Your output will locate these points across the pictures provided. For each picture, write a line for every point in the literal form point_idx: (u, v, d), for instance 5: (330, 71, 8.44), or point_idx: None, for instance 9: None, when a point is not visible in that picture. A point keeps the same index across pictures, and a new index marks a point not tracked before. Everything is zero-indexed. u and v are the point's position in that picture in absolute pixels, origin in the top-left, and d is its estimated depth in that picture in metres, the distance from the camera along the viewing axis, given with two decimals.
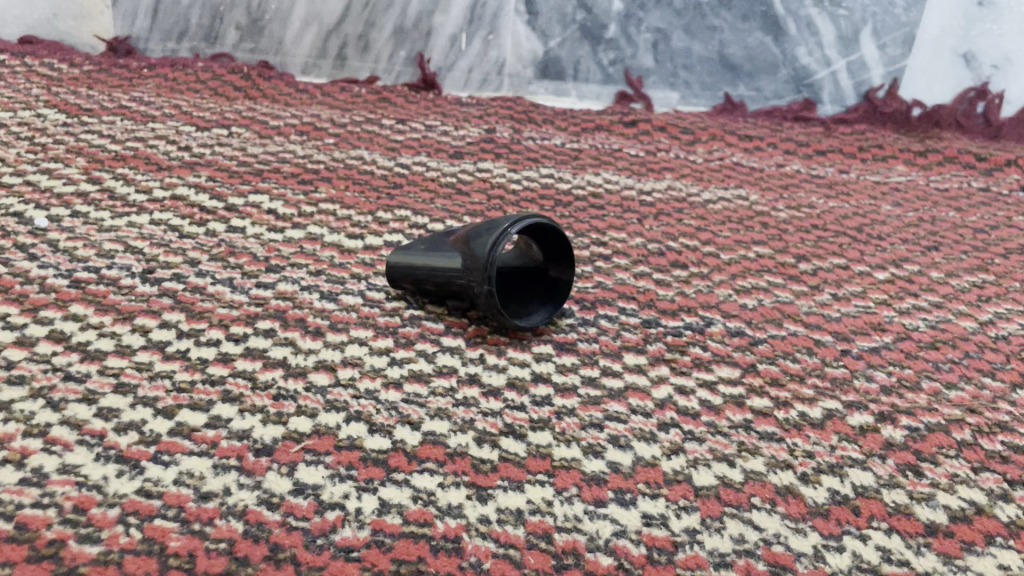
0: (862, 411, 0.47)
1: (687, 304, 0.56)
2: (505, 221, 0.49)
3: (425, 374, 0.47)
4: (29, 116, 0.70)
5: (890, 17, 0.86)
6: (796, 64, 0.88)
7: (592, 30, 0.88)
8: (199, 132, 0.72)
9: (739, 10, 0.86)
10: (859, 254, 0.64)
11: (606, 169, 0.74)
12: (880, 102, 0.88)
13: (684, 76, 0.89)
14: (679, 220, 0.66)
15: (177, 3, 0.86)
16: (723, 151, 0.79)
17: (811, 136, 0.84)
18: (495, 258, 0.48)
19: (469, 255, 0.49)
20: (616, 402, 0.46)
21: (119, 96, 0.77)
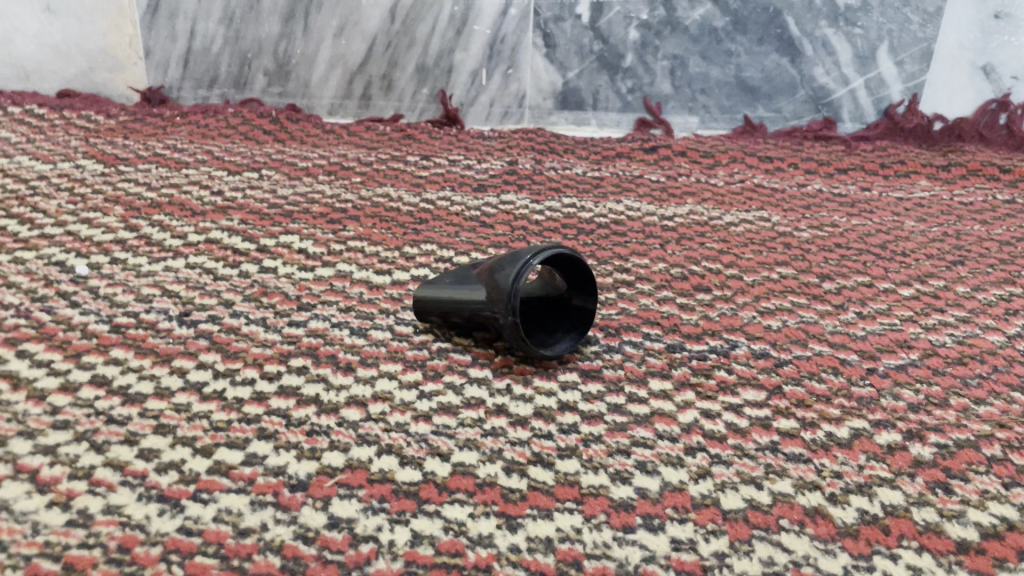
0: (890, 429, 0.47)
1: (711, 328, 0.56)
2: (526, 253, 0.50)
3: (453, 406, 0.48)
4: (68, 167, 0.73)
5: (907, 33, 0.85)
6: (814, 84, 0.88)
7: (609, 60, 0.89)
8: (231, 177, 0.74)
9: (754, 34, 0.86)
10: (883, 271, 0.64)
11: (627, 196, 0.75)
12: (900, 118, 0.88)
13: (703, 101, 0.90)
14: (701, 244, 0.67)
15: (207, 51, 0.89)
16: (743, 173, 0.80)
17: (832, 154, 0.84)
18: (519, 287, 0.49)
19: (493, 287, 0.50)
20: (642, 428, 0.47)
21: (154, 144, 0.80)
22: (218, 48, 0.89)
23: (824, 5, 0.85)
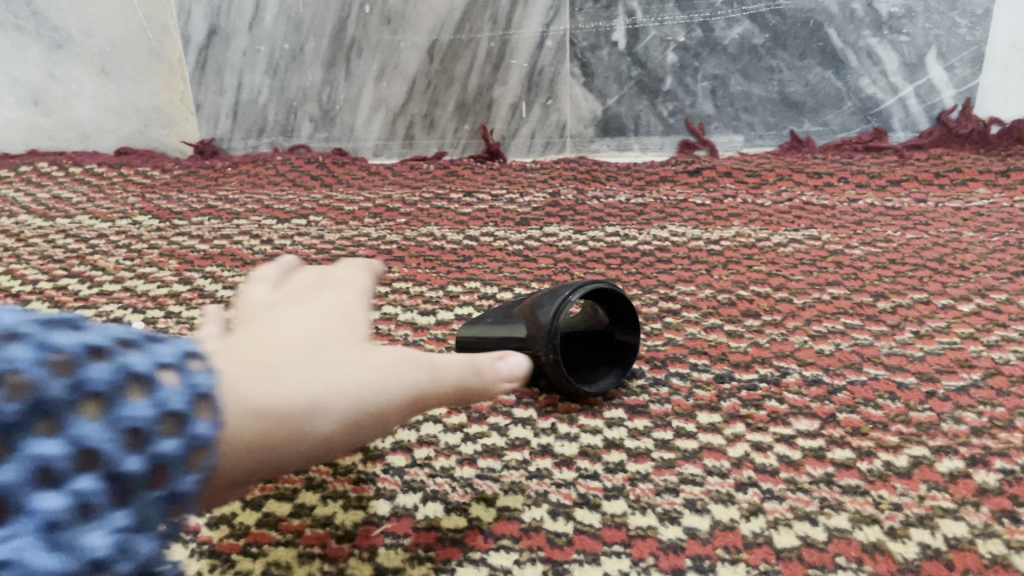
0: (951, 456, 0.45)
1: (761, 355, 0.55)
2: (565, 289, 0.50)
3: (498, 448, 0.47)
4: (126, 225, 0.76)
5: (955, 37, 0.81)
6: (861, 95, 0.85)
7: (648, 84, 0.87)
8: (280, 225, 0.76)
9: (796, 48, 0.83)
10: (941, 286, 0.61)
11: (672, 222, 0.74)
12: (954, 124, 0.83)
13: (746, 119, 0.87)
14: (749, 268, 0.66)
15: (254, 102, 0.92)
16: (791, 191, 0.78)
17: (884, 166, 0.81)
18: (559, 320, 0.49)
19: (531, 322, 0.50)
20: (691, 464, 0.46)
21: (206, 196, 0.82)
22: (265, 98, 0.92)
23: (866, 15, 0.81)
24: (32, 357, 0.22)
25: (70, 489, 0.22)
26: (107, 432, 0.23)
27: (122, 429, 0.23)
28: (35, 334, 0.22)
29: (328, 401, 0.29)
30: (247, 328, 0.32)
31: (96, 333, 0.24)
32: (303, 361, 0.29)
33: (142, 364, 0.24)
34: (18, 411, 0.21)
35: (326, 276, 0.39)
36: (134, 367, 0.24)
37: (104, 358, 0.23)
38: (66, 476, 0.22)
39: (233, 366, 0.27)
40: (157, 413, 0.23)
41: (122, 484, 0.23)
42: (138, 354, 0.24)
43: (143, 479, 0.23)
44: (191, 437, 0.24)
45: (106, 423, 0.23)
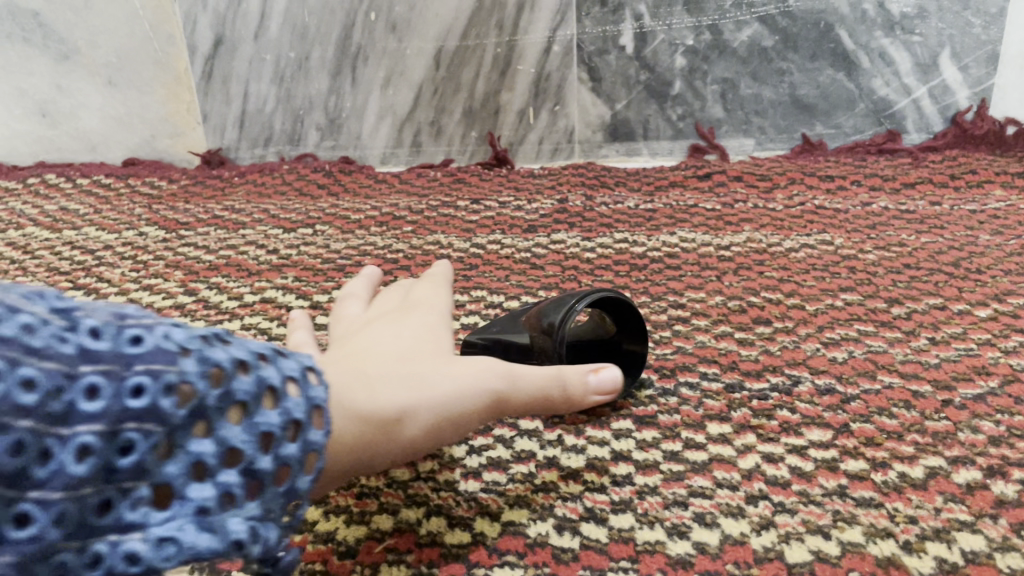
0: (969, 466, 0.44)
1: (772, 363, 0.54)
2: (570, 298, 0.49)
3: (503, 461, 0.47)
4: (132, 236, 0.76)
5: (969, 38, 0.79)
6: (875, 96, 0.83)
7: (657, 89, 0.86)
8: (286, 234, 0.75)
9: (807, 50, 0.82)
10: (957, 291, 0.60)
11: (681, 227, 0.73)
12: (969, 125, 0.82)
13: (757, 122, 0.85)
14: (760, 273, 0.64)
15: (260, 111, 0.90)
16: (803, 195, 0.76)
17: (898, 168, 0.79)
18: (565, 328, 0.48)
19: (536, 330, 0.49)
20: (700, 477, 0.45)
21: (213, 206, 0.82)
22: (271, 107, 0.90)
23: (877, 15, 0.80)
24: (199, 369, 0.25)
25: (223, 480, 0.26)
26: (251, 435, 0.27)
27: (260, 433, 0.27)
28: (198, 349, 0.26)
29: (416, 410, 0.35)
30: (347, 348, 0.39)
31: (239, 348, 0.28)
32: (395, 375, 0.36)
33: (276, 379, 0.28)
34: (184, 415, 0.25)
35: (412, 298, 0.45)
36: (271, 381, 0.28)
37: (249, 372, 0.27)
38: (217, 470, 0.26)
39: (338, 380, 0.34)
40: (286, 422, 0.28)
41: (261, 480, 0.27)
42: (272, 369, 0.28)
43: (275, 476, 0.27)
44: (309, 443, 0.28)
45: (250, 429, 0.27)
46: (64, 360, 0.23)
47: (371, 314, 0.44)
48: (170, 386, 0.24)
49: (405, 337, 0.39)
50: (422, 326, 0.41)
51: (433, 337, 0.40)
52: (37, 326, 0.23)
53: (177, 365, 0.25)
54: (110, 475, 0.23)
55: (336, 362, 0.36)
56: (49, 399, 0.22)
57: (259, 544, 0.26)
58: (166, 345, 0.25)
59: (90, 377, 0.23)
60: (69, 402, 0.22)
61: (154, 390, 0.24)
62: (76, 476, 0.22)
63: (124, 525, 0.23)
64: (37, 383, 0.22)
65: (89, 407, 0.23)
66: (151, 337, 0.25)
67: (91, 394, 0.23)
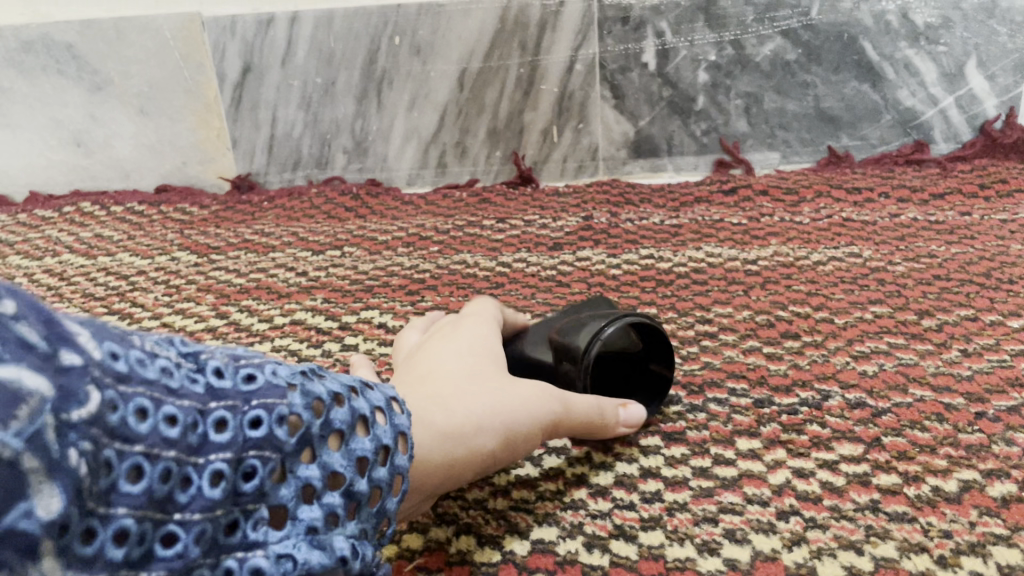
0: (1004, 479, 0.43)
1: (801, 378, 0.53)
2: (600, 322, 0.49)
3: (532, 479, 0.47)
4: (165, 261, 0.77)
5: (995, 46, 0.79)
6: (900, 108, 0.82)
7: (680, 104, 0.85)
8: (315, 257, 0.76)
9: (830, 63, 0.81)
10: (989, 302, 0.59)
11: (707, 242, 0.73)
12: (998, 134, 0.81)
13: (782, 136, 0.85)
14: (788, 287, 0.64)
15: (289, 136, 0.90)
16: (830, 208, 0.76)
17: (926, 179, 0.78)
18: (589, 356, 0.47)
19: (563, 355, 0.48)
20: (730, 493, 0.44)
21: (243, 231, 0.83)
22: (299, 132, 0.90)
23: (901, 26, 0.79)
24: (306, 401, 0.30)
25: (328, 502, 0.29)
26: (349, 459, 0.31)
27: (356, 458, 0.31)
28: (302, 385, 0.30)
29: (484, 421, 0.38)
30: (415, 370, 0.42)
31: (333, 381, 0.32)
32: (462, 393, 0.39)
33: (367, 409, 0.32)
34: (295, 443, 0.29)
35: (461, 318, 0.49)
36: (363, 411, 0.32)
37: (344, 404, 0.31)
38: (323, 492, 0.29)
39: (417, 403, 0.38)
40: (377, 447, 0.32)
41: (359, 501, 0.31)
42: (361, 401, 0.32)
43: (369, 497, 0.31)
44: (396, 466, 0.32)
45: (348, 454, 0.31)
46: (198, 398, 0.26)
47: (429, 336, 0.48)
48: (282, 416, 0.28)
49: (463, 353, 0.43)
50: (478, 340, 0.44)
51: (489, 351, 0.43)
52: (170, 367, 0.26)
53: (287, 399, 0.29)
54: (237, 498, 0.27)
55: (410, 386, 0.40)
56: (187, 431, 0.25)
57: (359, 559, 0.29)
58: (276, 382, 0.29)
59: (218, 412, 0.27)
60: (203, 434, 0.26)
61: (270, 421, 0.28)
62: (211, 499, 0.26)
63: (249, 543, 0.27)
64: (176, 418, 0.25)
65: (218, 437, 0.26)
66: (262, 376, 0.29)
67: (221, 427, 0.26)
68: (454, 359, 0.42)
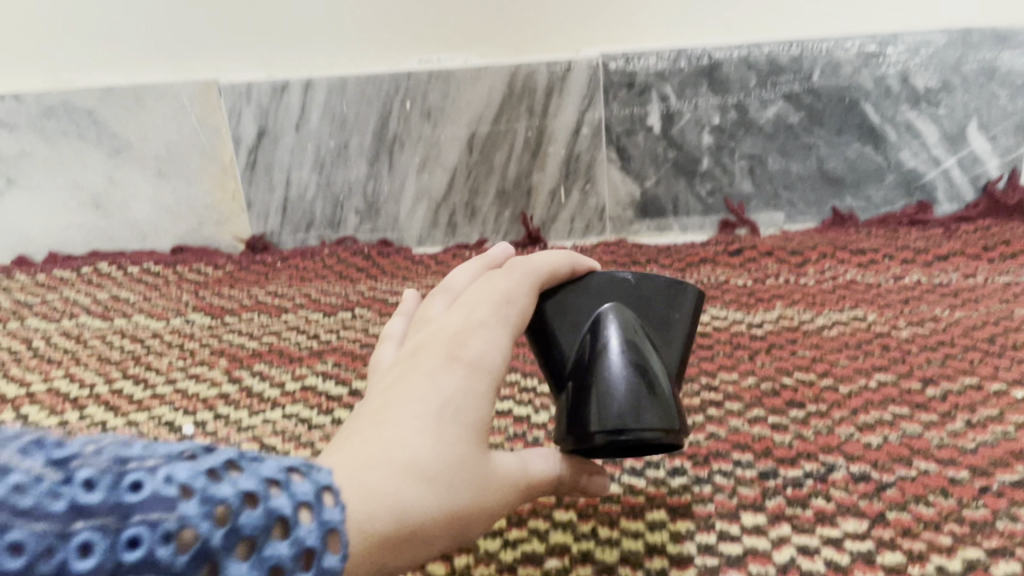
0: (1008, 558, 0.44)
1: (806, 449, 0.54)
2: (630, 419, 0.43)
3: (538, 554, 0.47)
4: (179, 323, 0.79)
5: (996, 109, 0.80)
6: (903, 168, 0.83)
7: (685, 166, 0.87)
8: (326, 319, 0.77)
9: (833, 125, 0.83)
10: (993, 369, 0.60)
11: (713, 304, 0.74)
12: (1001, 195, 0.82)
13: (787, 196, 0.86)
14: (793, 352, 0.65)
15: (302, 198, 0.92)
16: (835, 269, 0.77)
17: (931, 240, 0.79)
18: (592, 442, 0.44)
19: (577, 364, 0.47)
20: (734, 571, 0.45)
21: (257, 292, 0.84)
22: (313, 193, 0.92)
23: (902, 89, 0.81)
24: (202, 509, 0.28)
25: None
26: (258, 568, 0.28)
27: (268, 565, 0.29)
28: (199, 492, 0.29)
29: (425, 527, 0.35)
30: (392, 417, 0.38)
31: (249, 478, 0.31)
32: (417, 486, 0.35)
33: (287, 508, 0.30)
34: (184, 559, 0.27)
35: (463, 340, 0.44)
36: (282, 511, 0.30)
37: (257, 505, 0.30)
38: None
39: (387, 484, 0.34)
40: (295, 551, 0.30)
41: None
42: (282, 498, 0.31)
43: None
44: (322, 569, 0.30)
45: (259, 562, 0.29)
46: (61, 519, 0.26)
47: (422, 359, 0.44)
48: (167, 532, 0.27)
49: (439, 418, 0.39)
50: (461, 395, 0.40)
51: (467, 418, 0.40)
52: (28, 483, 0.26)
53: (175, 510, 0.28)
54: None
55: (382, 446, 0.36)
56: (39, 559, 0.25)
57: None
58: (164, 491, 0.28)
59: (85, 533, 0.26)
60: (63, 559, 0.25)
61: (150, 539, 0.27)
62: None
63: None
64: (26, 545, 0.25)
65: (81, 562, 0.25)
66: (150, 485, 0.28)
67: (84, 552, 0.26)
68: (428, 426, 0.38)
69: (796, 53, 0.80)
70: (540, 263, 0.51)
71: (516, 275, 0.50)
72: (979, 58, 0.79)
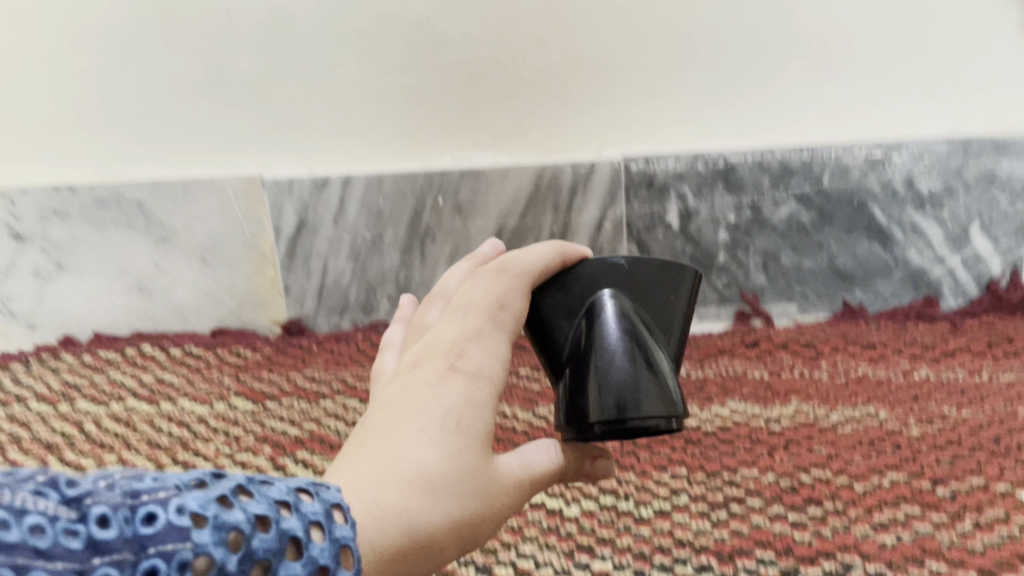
0: None
1: (825, 548, 0.57)
2: (629, 406, 0.48)
3: None
4: (223, 408, 0.83)
5: (997, 212, 0.86)
6: (911, 266, 0.88)
7: (702, 260, 0.91)
8: (363, 406, 0.81)
9: (842, 224, 0.88)
10: (999, 470, 0.63)
11: (732, 397, 0.78)
12: (1004, 293, 0.87)
13: (800, 289, 0.90)
14: (809, 449, 0.68)
15: (338, 284, 0.96)
16: (847, 363, 0.81)
17: (938, 336, 0.84)
18: (594, 428, 0.50)
19: (577, 350, 0.54)
20: None
21: (295, 376, 0.89)
22: (348, 280, 0.96)
23: (907, 193, 0.86)
24: (216, 537, 0.31)
25: None
26: None
27: None
28: (212, 521, 0.31)
29: (434, 533, 0.42)
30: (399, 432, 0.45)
31: (259, 503, 0.34)
32: (423, 496, 0.42)
33: (299, 529, 0.34)
34: None
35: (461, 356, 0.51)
36: (294, 531, 0.34)
37: (270, 528, 0.33)
38: None
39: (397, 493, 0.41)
40: (309, 569, 0.33)
41: None
42: (294, 519, 0.34)
43: None
44: None
45: None
46: (81, 555, 0.28)
47: (424, 369, 0.51)
48: (184, 562, 0.29)
49: (439, 433, 0.45)
50: (460, 406, 0.47)
51: (464, 433, 0.46)
52: (43, 524, 0.28)
53: (191, 540, 0.30)
54: None
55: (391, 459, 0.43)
56: None
57: None
58: (178, 522, 0.31)
59: (104, 568, 0.28)
60: None
61: (168, 570, 0.29)
62: None
63: None
64: None
65: None
66: (164, 516, 0.30)
67: None
68: (430, 441, 0.44)
69: (807, 158, 0.86)
70: (528, 265, 0.58)
71: (507, 278, 0.57)
72: (979, 165, 0.85)
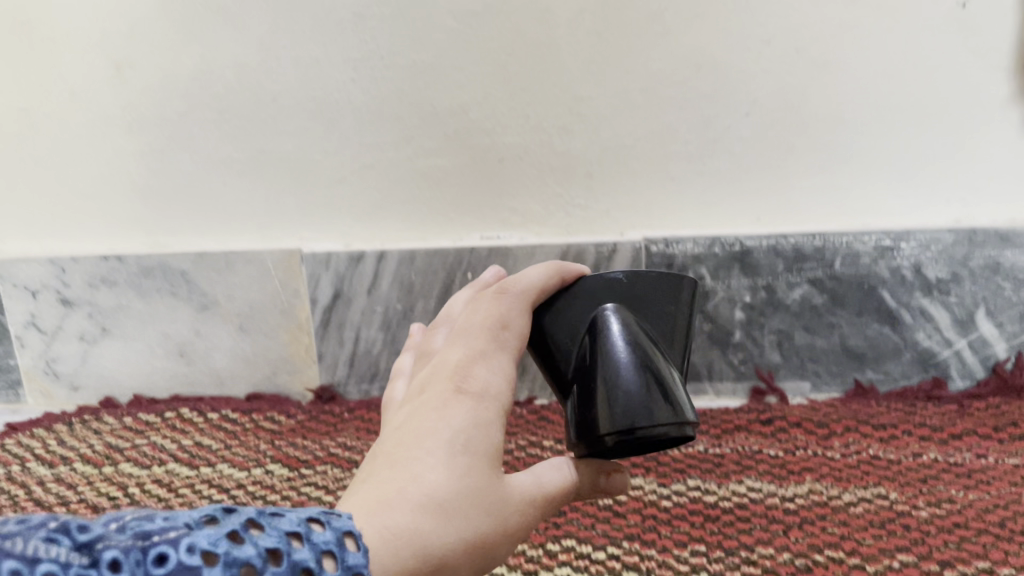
0: None
1: None
2: (639, 415, 0.51)
3: None
4: (260, 473, 0.87)
5: (1001, 298, 0.90)
6: (919, 347, 0.92)
7: (719, 337, 0.95)
8: None
9: (853, 307, 0.92)
10: (1005, 553, 0.66)
11: (748, 475, 0.81)
12: (1009, 375, 0.91)
13: (812, 367, 0.95)
14: (822, 528, 0.72)
15: (369, 352, 1.00)
16: (858, 443, 0.85)
17: (946, 418, 0.88)
18: (606, 440, 0.53)
19: (584, 367, 0.57)
20: None
21: (328, 442, 0.93)
22: (378, 348, 1.00)
23: (915, 279, 0.90)
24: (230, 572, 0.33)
25: None
26: None
27: None
28: (222, 557, 0.33)
29: (446, 554, 0.43)
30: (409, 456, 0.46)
31: (270, 537, 0.36)
32: (435, 518, 0.43)
33: (310, 560, 0.36)
34: None
35: (466, 377, 0.51)
36: (305, 562, 0.35)
37: (281, 561, 0.35)
38: None
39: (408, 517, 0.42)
40: None
41: None
42: (305, 551, 0.36)
43: None
44: None
45: None
46: None
47: (430, 391, 0.51)
48: None
49: (449, 456, 0.46)
50: (468, 428, 0.48)
51: (474, 455, 0.47)
52: (56, 569, 0.29)
53: None
54: None
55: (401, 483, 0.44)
56: None
57: None
58: (191, 560, 0.32)
59: None
60: None
61: None
62: None
63: None
64: None
65: None
66: (175, 556, 0.32)
67: None
68: (439, 464, 0.45)
69: (819, 244, 0.90)
70: (529, 284, 0.59)
71: (508, 298, 0.57)
72: (984, 254, 0.89)
